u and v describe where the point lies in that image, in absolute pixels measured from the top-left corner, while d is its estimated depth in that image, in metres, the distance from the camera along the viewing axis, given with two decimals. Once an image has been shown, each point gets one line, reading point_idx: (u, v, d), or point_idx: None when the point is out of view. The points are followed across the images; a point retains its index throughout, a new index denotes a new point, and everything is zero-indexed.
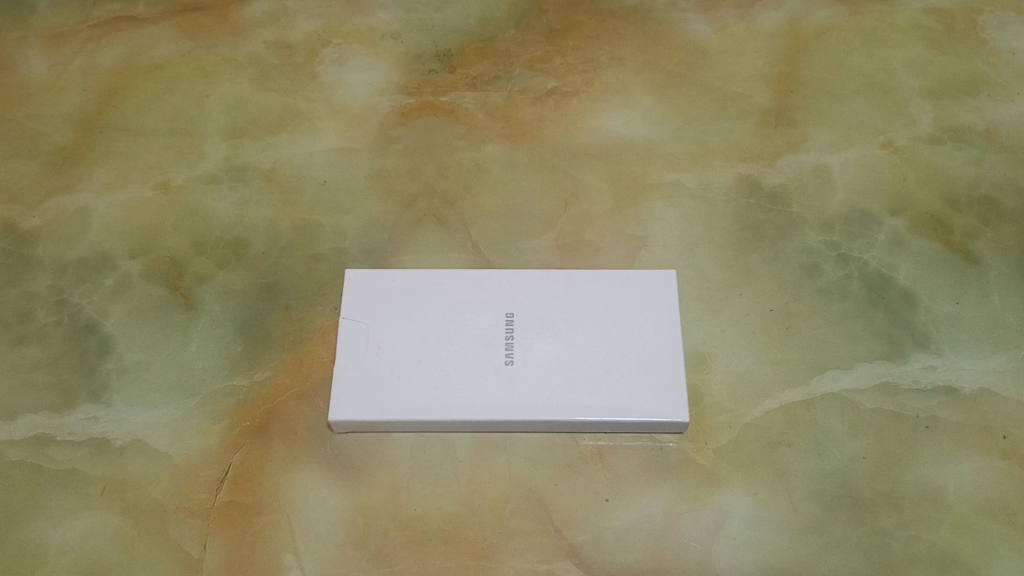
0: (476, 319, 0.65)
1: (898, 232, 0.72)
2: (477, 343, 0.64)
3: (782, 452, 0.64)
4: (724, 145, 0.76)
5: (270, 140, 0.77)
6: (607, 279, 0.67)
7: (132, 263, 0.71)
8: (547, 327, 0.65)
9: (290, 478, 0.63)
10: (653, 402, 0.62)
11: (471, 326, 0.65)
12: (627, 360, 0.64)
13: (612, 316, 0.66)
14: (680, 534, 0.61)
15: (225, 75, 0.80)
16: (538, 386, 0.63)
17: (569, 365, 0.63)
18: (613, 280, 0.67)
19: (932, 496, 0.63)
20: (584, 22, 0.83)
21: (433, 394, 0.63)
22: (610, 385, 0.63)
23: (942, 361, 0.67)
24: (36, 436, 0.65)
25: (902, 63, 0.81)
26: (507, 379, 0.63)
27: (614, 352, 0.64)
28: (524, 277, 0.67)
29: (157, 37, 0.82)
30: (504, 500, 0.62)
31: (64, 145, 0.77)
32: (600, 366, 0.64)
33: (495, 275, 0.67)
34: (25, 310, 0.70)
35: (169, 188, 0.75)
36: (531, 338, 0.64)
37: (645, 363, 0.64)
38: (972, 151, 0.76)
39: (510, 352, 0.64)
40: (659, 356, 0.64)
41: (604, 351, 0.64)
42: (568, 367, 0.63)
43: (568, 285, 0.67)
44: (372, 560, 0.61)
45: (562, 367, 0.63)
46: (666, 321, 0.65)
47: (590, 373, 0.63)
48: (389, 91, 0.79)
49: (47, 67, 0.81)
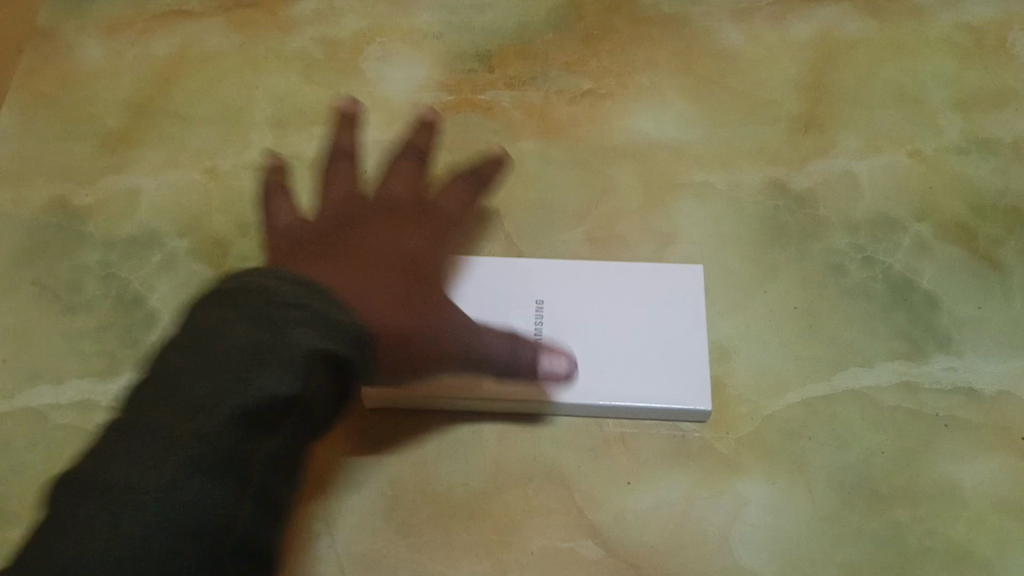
0: (508, 307, 0.67)
1: (922, 237, 0.74)
2: (507, 330, 0.66)
3: (801, 443, 0.65)
4: (753, 149, 0.78)
5: (314, 130, 0.80)
6: (635, 272, 0.69)
7: (178, 242, 0.74)
8: (576, 317, 0.67)
9: (326, 454, 0.65)
10: (676, 390, 0.64)
11: (502, 311, 0.67)
12: (652, 349, 0.66)
13: (641, 307, 0.67)
14: (700, 519, 0.63)
15: (273, 68, 0.83)
16: (565, 373, 0.65)
17: (597, 354, 0.66)
18: (641, 272, 0.69)
19: (949, 492, 0.64)
20: (620, 27, 0.85)
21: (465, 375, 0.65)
22: (637, 375, 0.65)
23: (962, 363, 0.68)
24: (82, 401, 0.68)
25: (931, 76, 0.82)
26: None
27: (640, 342, 0.66)
28: (554, 266, 0.69)
29: (209, 30, 0.86)
30: (527, 479, 0.64)
31: (117, 128, 0.80)
32: (627, 354, 0.66)
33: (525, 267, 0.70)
34: (76, 282, 0.73)
35: (216, 172, 0.78)
36: (560, 326, 0.67)
37: (672, 353, 0.66)
38: (998, 161, 0.77)
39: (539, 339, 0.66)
40: (685, 345, 0.66)
41: (630, 341, 0.66)
42: (595, 355, 0.66)
43: (597, 276, 0.69)
44: (400, 531, 0.63)
45: (589, 355, 0.65)
46: (694, 315, 0.67)
47: (618, 363, 0.65)
48: (429, 87, 0.82)
49: (104, 54, 0.85)
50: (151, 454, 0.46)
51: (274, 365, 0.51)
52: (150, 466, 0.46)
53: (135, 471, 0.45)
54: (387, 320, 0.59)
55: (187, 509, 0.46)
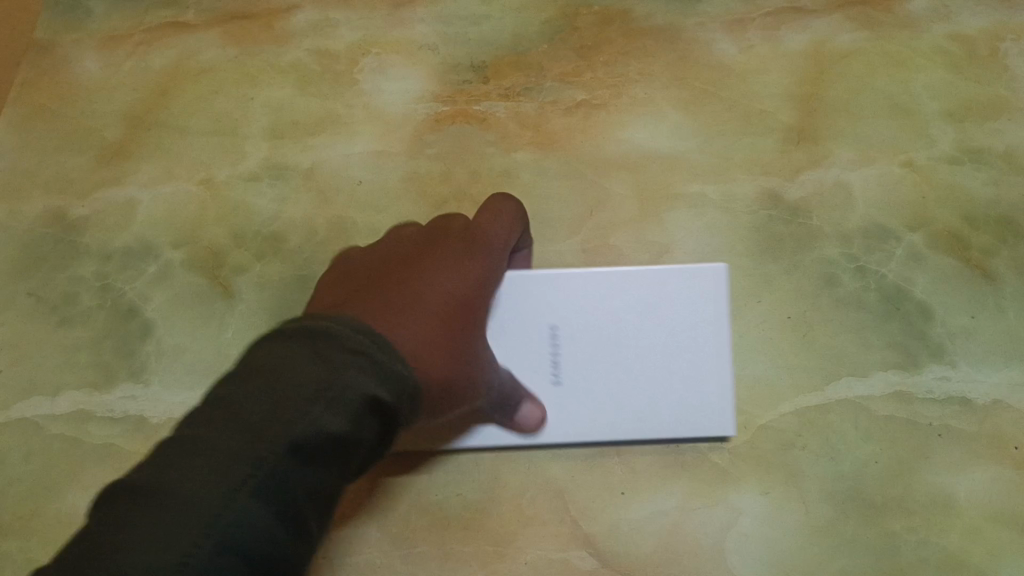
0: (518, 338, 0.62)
1: (916, 247, 0.74)
2: (523, 362, 0.63)
3: (795, 453, 0.66)
4: (747, 160, 0.78)
5: (309, 141, 0.80)
6: (651, 286, 0.63)
7: (174, 253, 0.75)
8: (592, 342, 0.63)
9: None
10: (701, 418, 0.63)
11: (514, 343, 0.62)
12: (676, 375, 0.63)
13: (660, 327, 0.63)
14: (693, 529, 0.64)
15: (269, 80, 0.83)
16: (589, 409, 0.63)
17: (620, 386, 0.63)
18: (655, 285, 0.63)
19: (943, 502, 0.64)
20: (614, 39, 0.84)
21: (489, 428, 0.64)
22: (662, 406, 0.63)
23: (956, 373, 0.68)
24: (78, 411, 0.69)
25: (926, 85, 0.81)
26: (557, 400, 0.63)
27: (663, 368, 0.63)
28: (562, 284, 0.63)
29: (205, 43, 0.85)
30: (522, 490, 0.65)
31: (113, 140, 0.81)
32: (651, 386, 0.63)
33: (523, 283, 0.63)
34: (72, 293, 0.74)
35: (211, 184, 0.78)
36: (577, 357, 0.63)
37: (697, 376, 0.63)
38: (991, 171, 0.77)
39: (556, 371, 0.63)
40: (712, 368, 0.63)
41: (652, 368, 0.63)
42: (619, 388, 0.63)
43: (610, 290, 0.63)
44: (394, 542, 0.64)
45: (612, 387, 0.63)
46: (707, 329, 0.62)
47: (642, 394, 0.63)
48: (424, 99, 0.82)
49: (100, 67, 0.84)
50: (226, 481, 0.38)
51: (334, 405, 0.42)
52: (212, 484, 0.38)
53: (193, 483, 0.37)
54: (444, 376, 0.50)
55: (221, 556, 0.37)
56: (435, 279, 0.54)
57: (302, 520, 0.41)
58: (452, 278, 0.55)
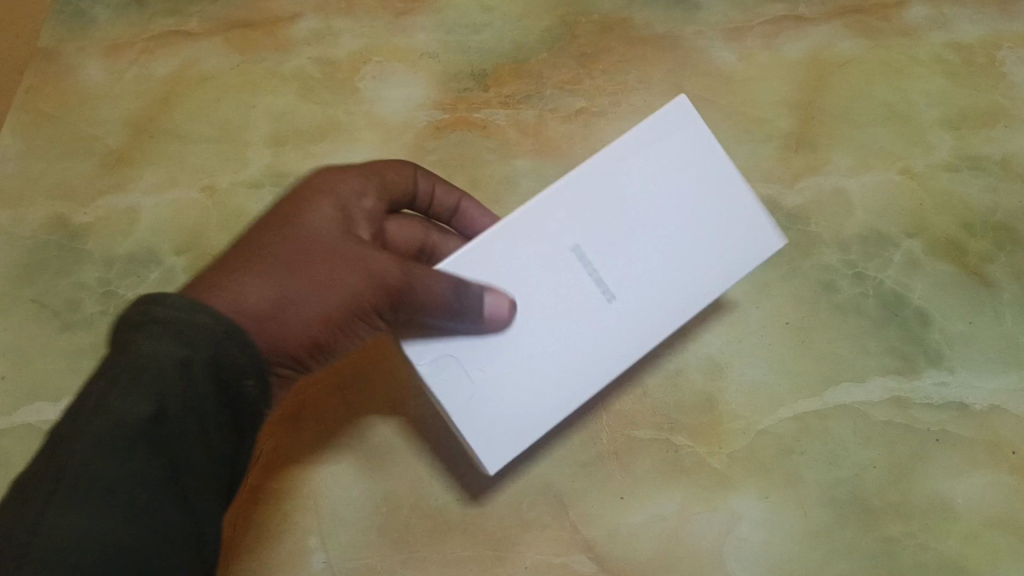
0: (554, 287, 0.58)
1: (914, 254, 0.74)
2: (565, 292, 0.58)
3: (794, 458, 0.66)
4: (745, 167, 0.79)
5: (311, 149, 0.81)
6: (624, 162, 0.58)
7: (176, 259, 0.76)
8: (617, 239, 0.58)
9: (338, 481, 0.66)
10: (740, 246, 0.59)
11: (555, 296, 0.58)
12: (704, 240, 0.59)
13: (664, 200, 0.59)
14: (692, 534, 0.64)
15: (271, 88, 0.84)
16: (651, 306, 0.59)
17: (665, 270, 0.59)
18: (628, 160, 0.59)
19: (941, 507, 0.64)
20: (614, 48, 0.85)
21: (552, 368, 0.58)
22: (709, 271, 0.59)
23: (954, 378, 0.69)
24: None
25: (923, 93, 0.82)
26: (621, 313, 0.58)
27: (692, 241, 0.59)
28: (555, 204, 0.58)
29: (207, 50, 0.85)
30: (522, 495, 0.65)
31: (116, 147, 0.81)
32: (689, 256, 0.59)
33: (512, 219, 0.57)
34: (74, 299, 0.75)
35: (214, 191, 0.79)
36: (610, 261, 0.58)
37: (723, 229, 0.59)
38: (988, 178, 0.78)
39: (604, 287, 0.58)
40: (724, 223, 0.59)
41: (677, 240, 0.59)
42: (662, 273, 0.59)
43: (596, 186, 0.58)
44: (394, 546, 0.64)
45: (659, 274, 0.59)
46: (705, 201, 0.59)
47: (683, 270, 0.59)
48: (425, 106, 0.83)
49: (103, 74, 0.85)
50: (36, 512, 0.41)
51: (133, 393, 0.46)
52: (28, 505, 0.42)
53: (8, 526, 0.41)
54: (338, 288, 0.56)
55: (57, 554, 0.40)
56: (303, 229, 0.58)
57: (160, 508, 0.45)
58: (317, 220, 0.59)
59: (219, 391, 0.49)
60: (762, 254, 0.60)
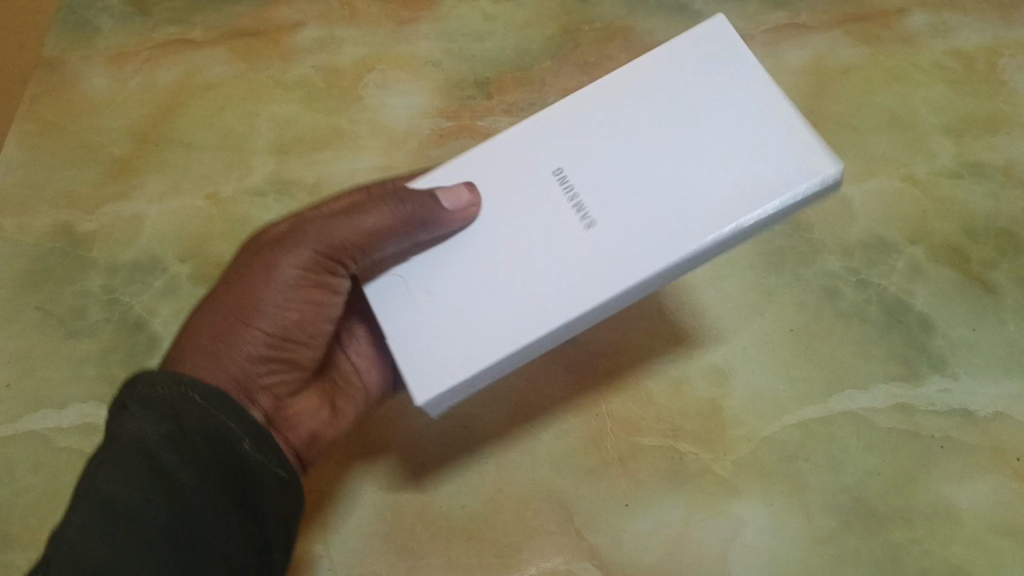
0: (533, 210, 0.54)
1: (916, 260, 0.74)
2: (546, 219, 0.53)
3: (798, 465, 0.66)
4: None
5: (315, 156, 0.81)
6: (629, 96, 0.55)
7: (181, 266, 0.76)
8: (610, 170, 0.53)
9: (344, 489, 0.67)
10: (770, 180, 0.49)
11: (532, 219, 0.53)
12: (724, 167, 0.50)
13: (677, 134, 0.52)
14: (697, 541, 0.64)
15: (275, 96, 0.84)
16: (654, 233, 0.50)
17: (672, 196, 0.50)
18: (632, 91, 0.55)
19: (945, 513, 0.64)
20: (616, 55, 0.85)
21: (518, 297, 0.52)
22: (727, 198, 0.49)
23: (957, 385, 0.69)
24: (85, 424, 0.70)
25: (924, 100, 0.82)
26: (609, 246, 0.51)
27: (708, 163, 0.51)
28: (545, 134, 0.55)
29: (211, 59, 0.86)
30: (526, 501, 0.66)
31: (120, 155, 0.82)
32: (704, 181, 0.50)
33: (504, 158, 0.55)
34: (80, 307, 0.75)
35: (218, 199, 0.79)
36: (600, 192, 0.52)
37: (750, 159, 0.50)
38: (990, 185, 0.78)
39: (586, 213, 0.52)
40: (745, 151, 0.50)
41: (690, 168, 0.51)
42: (669, 202, 0.50)
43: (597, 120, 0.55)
44: (399, 553, 0.65)
45: (664, 206, 0.51)
46: (725, 121, 0.51)
47: (698, 195, 0.50)
48: (428, 114, 0.83)
49: (108, 83, 0.85)
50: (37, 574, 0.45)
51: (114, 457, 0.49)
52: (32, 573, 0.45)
53: None
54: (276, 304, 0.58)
55: None
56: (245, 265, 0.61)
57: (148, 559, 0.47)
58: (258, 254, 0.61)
59: (211, 448, 0.51)
60: (812, 187, 0.49)
